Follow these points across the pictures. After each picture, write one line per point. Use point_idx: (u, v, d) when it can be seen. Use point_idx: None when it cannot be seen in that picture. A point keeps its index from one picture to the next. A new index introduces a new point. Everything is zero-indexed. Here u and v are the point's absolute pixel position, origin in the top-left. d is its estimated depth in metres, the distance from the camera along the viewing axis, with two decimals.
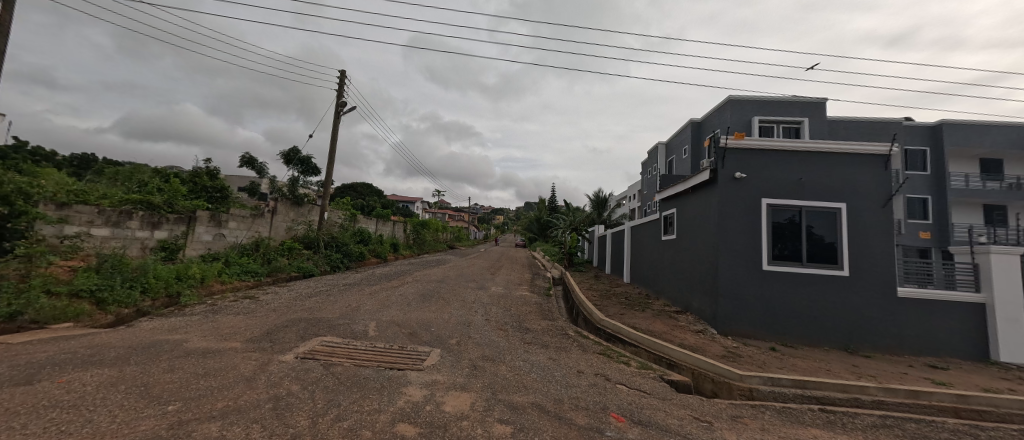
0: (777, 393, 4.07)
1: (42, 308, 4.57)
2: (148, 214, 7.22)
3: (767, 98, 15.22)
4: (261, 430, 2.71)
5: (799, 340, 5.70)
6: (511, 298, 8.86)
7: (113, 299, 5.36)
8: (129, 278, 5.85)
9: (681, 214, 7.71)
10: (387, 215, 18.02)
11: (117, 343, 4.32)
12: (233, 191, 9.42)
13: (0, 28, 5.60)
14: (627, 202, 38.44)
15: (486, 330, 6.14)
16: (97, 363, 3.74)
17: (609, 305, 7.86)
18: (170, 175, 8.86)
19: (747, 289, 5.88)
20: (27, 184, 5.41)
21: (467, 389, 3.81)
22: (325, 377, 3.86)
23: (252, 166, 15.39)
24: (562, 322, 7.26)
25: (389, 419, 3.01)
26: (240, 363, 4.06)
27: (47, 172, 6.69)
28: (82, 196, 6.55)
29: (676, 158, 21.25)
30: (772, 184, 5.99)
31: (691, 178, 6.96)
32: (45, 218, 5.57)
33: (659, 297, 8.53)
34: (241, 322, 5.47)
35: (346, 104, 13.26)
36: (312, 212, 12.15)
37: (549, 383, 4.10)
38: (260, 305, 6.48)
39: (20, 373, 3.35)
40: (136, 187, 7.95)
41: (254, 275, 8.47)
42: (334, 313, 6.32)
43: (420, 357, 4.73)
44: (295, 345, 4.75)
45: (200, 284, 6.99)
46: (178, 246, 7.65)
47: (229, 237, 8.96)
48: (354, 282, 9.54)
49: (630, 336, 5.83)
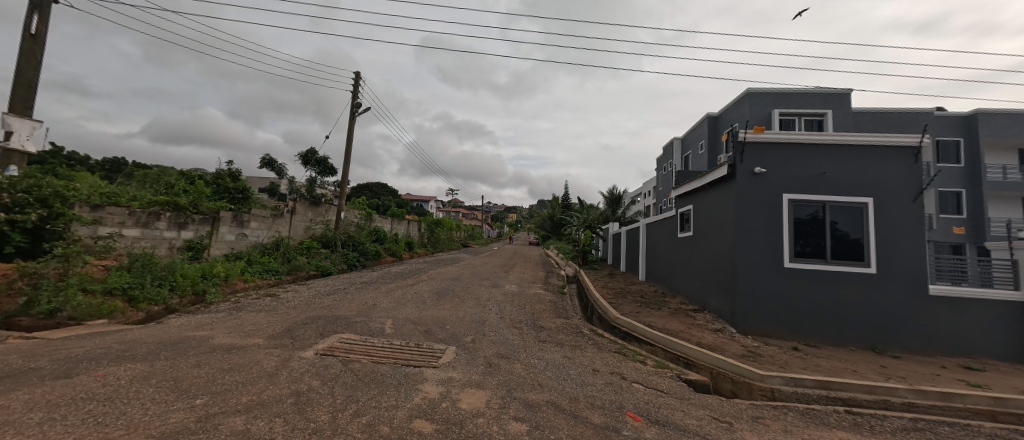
0: (799, 394, 3.96)
1: (79, 305, 4.81)
2: (175, 215, 7.50)
3: (788, 90, 14.78)
4: (284, 424, 2.79)
5: (822, 339, 5.52)
6: (525, 296, 8.87)
7: (144, 297, 5.60)
8: (158, 277, 6.09)
9: (697, 211, 7.55)
10: (401, 215, 18.25)
11: (148, 338, 4.51)
12: (254, 192, 9.70)
13: (37, 38, 5.88)
14: (642, 199, 37.92)
15: (500, 328, 6.16)
16: (130, 358, 3.91)
17: (624, 303, 7.78)
18: (194, 177, 9.17)
19: (767, 287, 5.73)
20: (64, 187, 5.68)
21: (483, 386, 3.83)
22: (344, 373, 3.94)
23: (272, 168, 15.81)
24: (577, 320, 7.22)
25: (406, 415, 3.05)
26: (262, 358, 4.18)
27: (81, 176, 7.02)
28: (114, 198, 6.83)
29: (692, 153, 20.84)
30: (793, 179, 5.80)
31: (709, 174, 6.80)
32: (80, 219, 5.85)
33: (676, 295, 8.39)
34: (263, 319, 5.64)
35: (361, 105, 13.47)
36: (329, 212, 12.40)
37: (564, 381, 4.09)
38: (281, 303, 6.68)
39: (60, 367, 3.54)
40: (163, 189, 8.27)
41: (275, 274, 8.71)
42: (351, 310, 6.45)
43: (435, 354, 4.78)
44: (314, 342, 4.86)
45: (224, 282, 7.24)
46: (203, 246, 7.93)
47: (251, 237, 9.23)
48: (371, 280, 9.70)
49: (646, 334, 5.76)
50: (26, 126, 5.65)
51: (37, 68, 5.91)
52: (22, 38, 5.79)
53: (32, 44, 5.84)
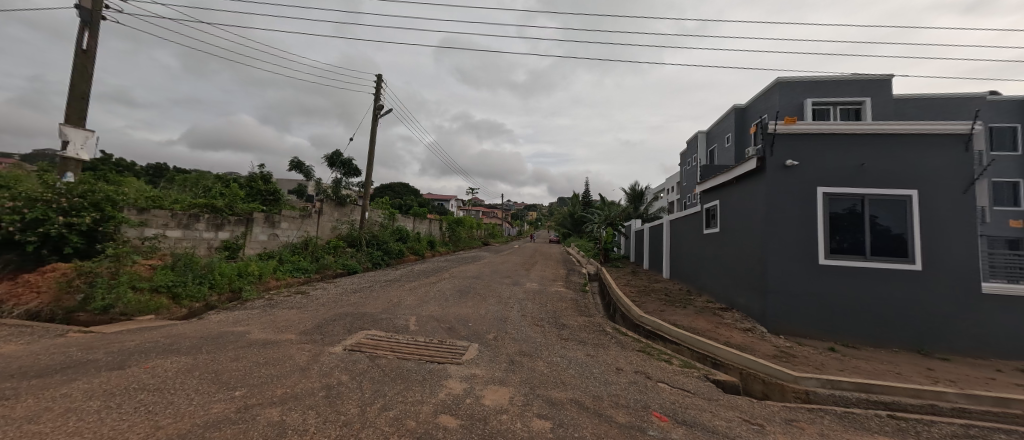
0: (836, 397, 3.77)
1: (130, 301, 5.16)
2: (213, 216, 7.91)
3: (822, 78, 14.05)
4: (317, 416, 2.90)
5: (862, 340, 5.24)
6: (546, 294, 8.86)
7: (186, 294, 5.94)
8: (199, 275, 6.44)
9: (724, 206, 7.32)
10: (423, 214, 18.58)
11: (191, 333, 4.79)
12: (284, 194, 10.12)
13: (87, 53, 6.31)
14: (665, 195, 37.03)
15: (522, 325, 6.19)
16: (175, 351, 4.17)
17: (648, 301, 7.63)
18: (230, 180, 9.66)
19: (800, 285, 5.49)
20: (114, 191, 6.09)
21: (506, 383, 3.86)
22: (372, 368, 4.06)
23: (300, 170, 16.41)
24: (600, 318, 7.15)
25: (431, 410, 3.11)
26: (295, 353, 4.36)
27: (129, 181, 7.51)
28: (157, 201, 7.25)
29: (718, 147, 20.17)
30: (828, 171, 5.53)
31: (736, 168, 6.57)
32: (129, 222, 6.25)
33: (702, 294, 8.17)
34: (295, 316, 5.87)
35: (383, 107, 13.77)
36: (354, 212, 12.76)
37: (588, 379, 4.07)
38: (310, 300, 6.94)
39: (115, 359, 3.82)
40: (202, 192, 8.75)
41: (305, 272, 9.07)
42: (377, 307, 6.63)
43: (459, 351, 4.85)
44: (342, 338, 5.03)
45: (258, 280, 7.59)
46: (238, 246, 8.35)
47: (282, 237, 9.63)
48: (395, 278, 9.94)
49: (670, 333, 5.64)
50: (80, 136, 6.09)
51: (88, 81, 6.35)
52: (76, 53, 6.23)
53: (84, 59, 6.28)
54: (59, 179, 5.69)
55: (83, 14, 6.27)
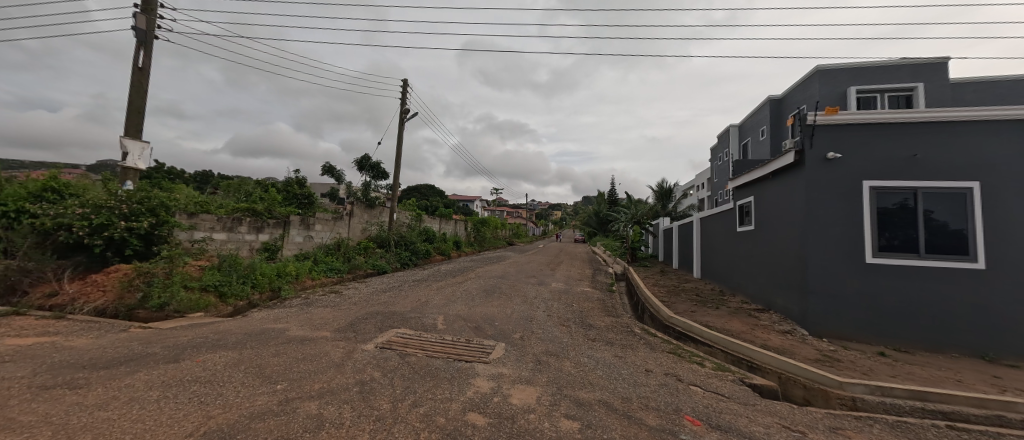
0: (887, 405, 3.52)
1: (183, 299, 5.56)
2: (254, 219, 8.38)
3: (867, 64, 13.12)
4: (352, 410, 3.02)
5: (916, 345, 4.87)
6: (572, 294, 8.80)
7: (232, 293, 6.32)
8: (242, 275, 6.84)
9: (759, 202, 6.99)
10: (449, 214, 18.89)
11: (237, 330, 5.10)
12: (318, 198, 10.60)
13: (143, 71, 6.85)
14: (695, 192, 35.83)
15: (548, 325, 6.17)
16: (223, 346, 4.46)
17: (678, 302, 7.41)
18: (268, 185, 10.22)
19: (845, 285, 5.16)
20: (167, 197, 6.58)
21: (533, 383, 3.87)
22: (402, 366, 4.18)
23: (332, 174, 17.08)
24: (628, 319, 7.01)
25: (460, 408, 3.16)
26: (330, 350, 4.56)
27: (179, 188, 8.07)
28: (205, 206, 7.76)
29: (752, 140, 19.29)
30: (874, 164, 5.17)
31: (772, 162, 6.25)
32: (180, 226, 6.72)
33: (736, 294, 7.84)
34: (330, 314, 6.13)
35: (410, 110, 14.11)
36: (383, 214, 13.15)
37: (616, 381, 4.01)
38: (344, 299, 7.21)
39: (171, 353, 4.13)
40: (244, 197, 9.29)
41: (337, 272, 9.44)
42: (406, 306, 6.81)
43: (486, 350, 4.90)
44: (374, 335, 5.20)
45: (295, 279, 7.98)
46: (277, 247, 8.80)
47: (316, 238, 10.06)
48: (423, 278, 10.17)
49: (703, 334, 5.45)
50: (138, 147, 6.61)
51: (143, 96, 6.87)
52: (133, 71, 6.77)
53: (140, 76, 6.82)
54: (120, 187, 6.21)
55: (140, 34, 6.81)
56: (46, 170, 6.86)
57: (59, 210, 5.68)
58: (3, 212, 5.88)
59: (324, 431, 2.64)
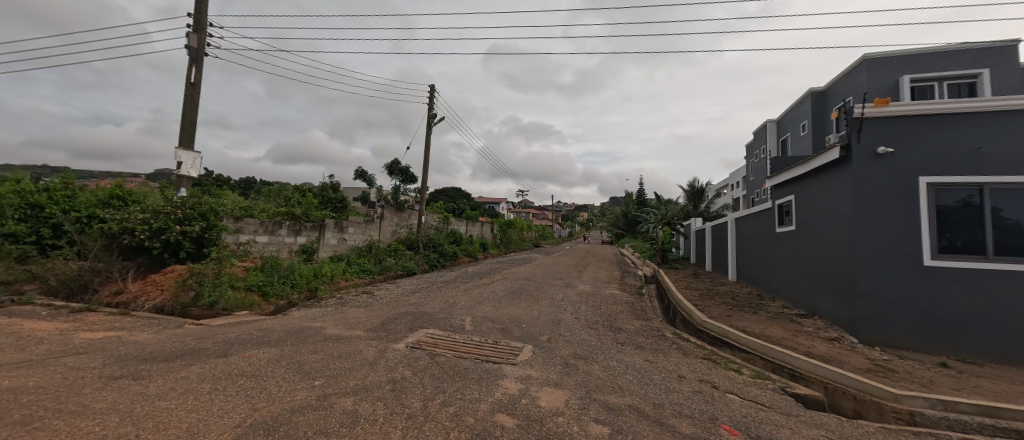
0: (951, 421, 3.23)
1: (230, 298, 5.95)
2: (293, 223, 8.84)
3: (922, 50, 12.12)
4: (384, 407, 3.11)
5: (985, 356, 4.42)
6: (600, 296, 8.66)
7: (273, 292, 6.69)
8: (283, 275, 7.22)
9: (801, 201, 6.60)
10: (475, 216, 19.10)
11: (278, 327, 5.39)
12: (351, 202, 11.03)
13: (195, 86, 7.40)
14: (730, 191, 34.38)
15: (576, 328, 6.10)
16: (266, 343, 4.73)
17: (712, 305, 7.12)
18: (306, 190, 10.75)
19: (900, 289, 4.78)
20: (215, 202, 7.06)
21: (561, 385, 3.84)
22: (432, 365, 4.27)
23: (364, 178, 17.73)
24: (658, 322, 6.81)
25: (488, 408, 3.19)
26: (364, 348, 4.73)
27: (226, 194, 8.63)
28: (249, 211, 8.27)
29: (791, 135, 18.29)
30: (931, 157, 4.76)
31: (815, 158, 5.90)
32: (227, 229, 7.18)
33: (776, 299, 7.44)
34: (363, 313, 6.36)
35: (437, 115, 14.41)
36: (412, 217, 13.47)
37: (646, 386, 3.90)
38: (376, 299, 7.47)
39: (221, 348, 4.43)
40: (284, 202, 9.82)
41: (369, 273, 9.79)
42: (434, 307, 6.94)
43: (513, 352, 4.91)
44: (404, 335, 5.34)
45: (330, 280, 8.34)
46: (314, 249, 9.24)
47: (349, 240, 10.47)
48: (451, 279, 10.33)
49: (740, 340, 5.21)
50: (191, 157, 7.13)
51: (195, 109, 7.42)
52: (186, 86, 7.32)
53: (192, 91, 7.37)
54: (176, 193, 6.73)
55: (192, 52, 7.37)
56: (113, 179, 7.55)
57: (124, 215, 6.23)
58: (77, 217, 6.51)
59: (359, 427, 2.73)
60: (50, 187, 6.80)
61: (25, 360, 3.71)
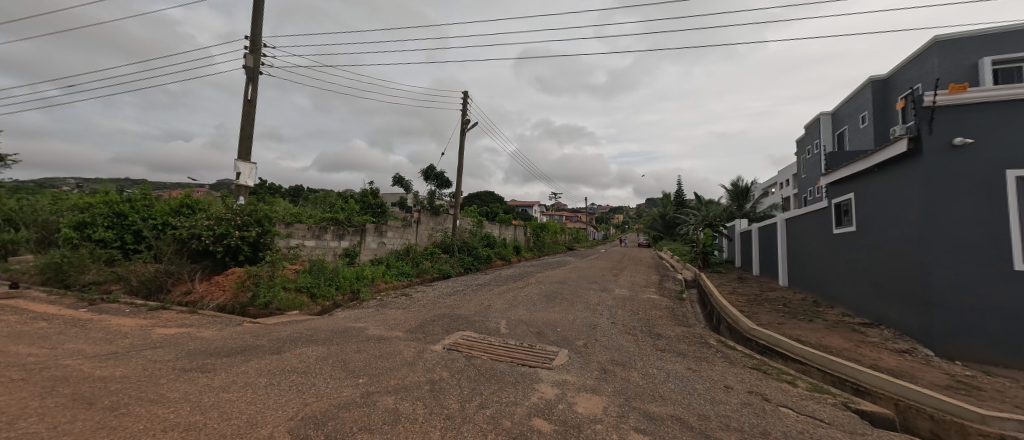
0: None
1: (282, 299, 6.38)
2: (337, 228, 9.33)
3: (1006, 28, 10.76)
4: (424, 407, 3.19)
5: None
6: (638, 301, 8.40)
7: (320, 294, 7.08)
8: (329, 277, 7.63)
9: (862, 199, 6.07)
10: (508, 220, 19.22)
11: (325, 327, 5.69)
12: (389, 207, 11.50)
13: (251, 102, 8.04)
14: (778, 190, 32.24)
15: (612, 333, 5.95)
16: (315, 342, 5.01)
17: (760, 312, 6.68)
18: (348, 197, 11.32)
19: (985, 297, 4.23)
20: (269, 209, 7.61)
21: (598, 392, 3.76)
22: (468, 367, 4.32)
23: (401, 184, 18.40)
24: (701, 329, 6.50)
25: (525, 412, 3.18)
26: (403, 349, 4.88)
27: (279, 201, 9.28)
28: (298, 217, 8.82)
29: (849, 129, 16.84)
30: (1020, 147, 4.22)
31: (877, 153, 5.42)
32: (280, 234, 7.70)
33: (834, 306, 6.85)
34: (402, 315, 6.57)
35: (470, 121, 14.69)
36: (447, 221, 13.79)
37: (689, 396, 3.73)
38: (414, 301, 7.70)
39: (275, 345, 4.75)
40: (329, 208, 10.41)
41: (407, 276, 10.13)
42: (470, 310, 7.04)
43: (549, 356, 4.87)
44: (441, 337, 5.45)
45: (371, 282, 8.70)
46: (356, 253, 9.69)
47: (389, 244, 10.89)
48: (485, 282, 10.44)
49: (794, 350, 4.85)
50: (248, 168, 7.73)
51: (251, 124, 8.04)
52: (244, 103, 7.98)
53: (249, 107, 8.01)
54: (235, 201, 7.32)
55: (249, 72, 8.02)
56: (183, 190, 8.36)
57: (192, 222, 6.87)
58: (154, 224, 7.26)
59: (400, 425, 2.83)
60: (132, 198, 7.65)
61: (113, 352, 4.17)
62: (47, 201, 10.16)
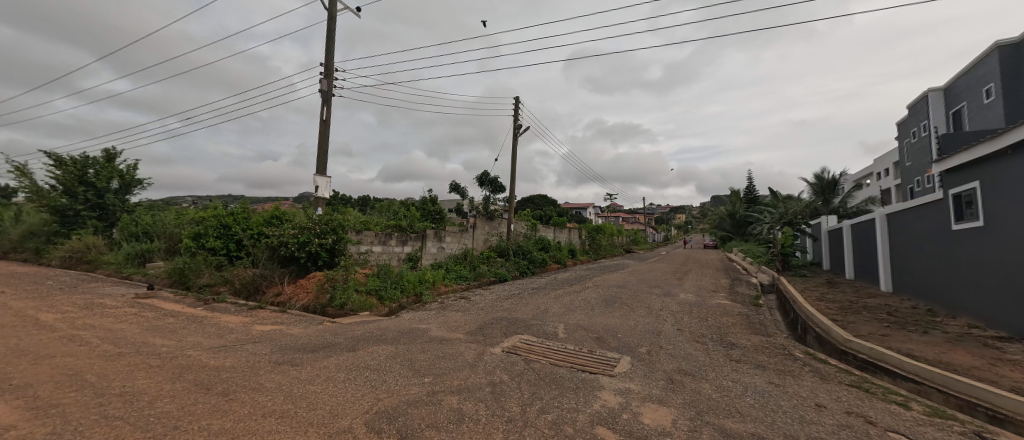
0: None
1: (355, 300, 6.92)
2: (400, 234, 9.92)
3: None
4: (486, 408, 3.25)
5: None
6: (706, 307, 7.81)
7: (387, 296, 7.57)
8: (394, 280, 8.14)
9: (990, 189, 5.07)
10: (562, 223, 19.03)
11: (393, 327, 6.08)
12: (447, 213, 11.99)
13: (326, 122, 8.89)
14: (875, 181, 28.05)
15: (679, 340, 5.60)
16: (385, 340, 5.38)
17: (857, 322, 5.83)
18: (410, 205, 12.01)
19: None
20: (343, 218, 8.33)
21: (666, 403, 3.54)
22: (528, 371, 4.33)
23: (458, 191, 19.11)
24: (782, 339, 5.85)
25: (588, 420, 3.10)
26: (465, 350, 5.04)
27: (350, 211, 10.12)
28: (367, 225, 9.52)
29: (970, 105, 14.19)
30: None
31: (1009, 133, 4.51)
32: (352, 241, 8.38)
33: (957, 316, 5.78)
34: (462, 317, 6.79)
35: (522, 126, 14.83)
36: (501, 225, 14.04)
37: (772, 413, 3.36)
38: (472, 304, 7.92)
39: (352, 343, 5.18)
40: (393, 216, 11.12)
41: (465, 279, 10.48)
42: (527, 313, 7.08)
43: (610, 362, 4.71)
44: (500, 340, 5.54)
45: (433, 286, 9.13)
46: (418, 257, 10.24)
47: (447, 248, 11.36)
48: (541, 286, 10.42)
49: (905, 367, 4.15)
50: (325, 181, 8.53)
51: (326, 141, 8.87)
52: (320, 123, 8.87)
53: (325, 126, 8.88)
54: (314, 211, 8.13)
55: (324, 95, 8.90)
56: (272, 203, 9.48)
57: (281, 231, 7.76)
58: (251, 234, 8.33)
59: (465, 425, 2.91)
60: (234, 212, 8.86)
61: (223, 345, 4.84)
62: (173, 216, 12.16)
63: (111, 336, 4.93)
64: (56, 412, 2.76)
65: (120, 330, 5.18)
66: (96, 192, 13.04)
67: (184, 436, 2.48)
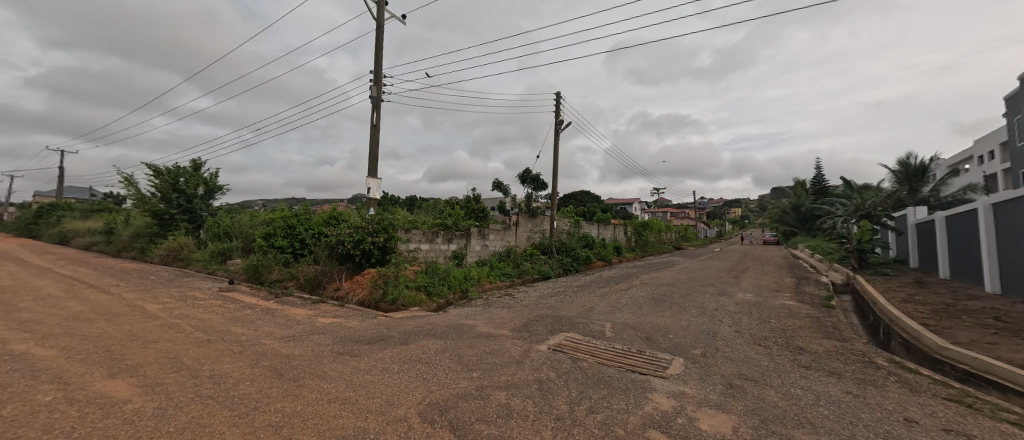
0: None
1: (405, 296, 7.25)
2: (446, 232, 10.22)
3: None
4: (534, 405, 3.27)
5: None
6: (767, 307, 7.24)
7: (435, 292, 7.83)
8: (441, 277, 8.40)
9: None
10: (606, 219, 18.54)
11: (442, 323, 6.29)
12: (490, 211, 12.19)
13: (377, 126, 9.37)
14: (978, 165, 24.25)
15: (738, 343, 5.24)
16: (435, 335, 5.59)
17: (957, 328, 5.07)
18: (455, 203, 12.34)
19: None
20: (393, 218, 8.75)
21: (725, 409, 3.34)
22: (575, 370, 4.28)
23: (500, 188, 19.31)
24: (861, 344, 5.25)
25: (639, 422, 3.00)
26: (511, 346, 5.10)
27: (399, 210, 10.58)
28: (415, 224, 9.92)
29: None
30: None
31: None
32: (401, 240, 8.78)
33: None
34: (507, 314, 6.86)
35: (562, 121, 14.65)
36: (544, 222, 13.96)
37: (851, 426, 3.04)
38: (517, 301, 8.01)
39: (404, 337, 5.44)
40: (439, 215, 11.48)
41: (510, 276, 10.59)
42: (573, 311, 6.99)
43: (662, 364, 4.51)
44: (546, 337, 5.52)
45: (478, 282, 9.32)
46: (463, 255, 10.49)
47: (491, 246, 11.54)
48: (586, 284, 10.21)
49: (1019, 381, 3.56)
50: (375, 183, 8.98)
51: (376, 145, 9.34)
52: (370, 128, 9.38)
53: (375, 130, 9.38)
54: (367, 212, 8.60)
55: (373, 101, 9.39)
56: (330, 205, 10.18)
57: (338, 231, 8.31)
58: (312, 233, 9.02)
59: (514, 420, 2.94)
60: (298, 213, 9.63)
61: (291, 335, 5.30)
62: (247, 218, 13.48)
63: (201, 325, 5.59)
64: (160, 389, 3.18)
65: (207, 319, 5.85)
66: (186, 197, 14.85)
67: (262, 416, 2.75)
